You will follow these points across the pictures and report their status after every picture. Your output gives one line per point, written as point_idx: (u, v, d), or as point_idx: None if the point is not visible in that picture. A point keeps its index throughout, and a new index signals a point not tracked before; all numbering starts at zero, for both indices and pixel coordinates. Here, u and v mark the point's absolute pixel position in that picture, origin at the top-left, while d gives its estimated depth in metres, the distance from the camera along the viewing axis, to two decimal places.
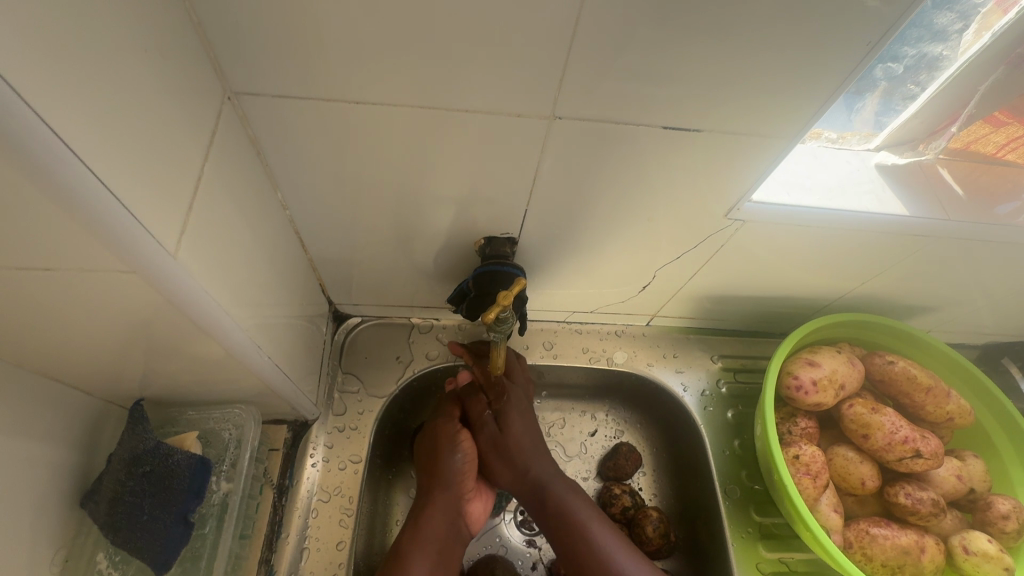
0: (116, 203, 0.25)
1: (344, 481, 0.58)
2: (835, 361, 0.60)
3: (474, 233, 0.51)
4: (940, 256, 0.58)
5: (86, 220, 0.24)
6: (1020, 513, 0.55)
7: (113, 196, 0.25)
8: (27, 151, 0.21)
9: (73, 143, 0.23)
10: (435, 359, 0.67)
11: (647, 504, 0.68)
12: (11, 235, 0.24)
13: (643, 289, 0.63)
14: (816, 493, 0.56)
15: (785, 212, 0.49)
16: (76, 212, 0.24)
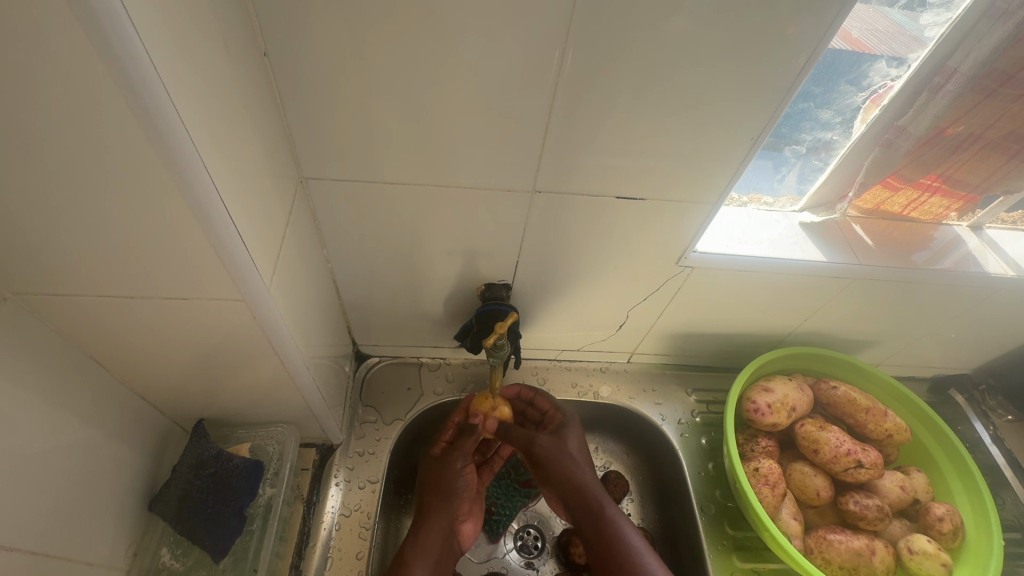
0: (247, 255, 0.38)
1: (363, 499, 0.66)
2: (787, 387, 0.69)
3: (476, 280, 0.63)
4: (866, 296, 0.69)
5: (229, 263, 0.37)
6: (954, 515, 0.63)
7: (247, 250, 0.38)
8: (213, 223, 0.35)
9: (233, 215, 0.36)
10: (443, 393, 0.77)
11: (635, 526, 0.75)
12: (176, 267, 0.37)
13: (620, 328, 0.74)
14: (776, 501, 0.64)
15: (725, 260, 0.61)
16: (225, 259, 0.37)
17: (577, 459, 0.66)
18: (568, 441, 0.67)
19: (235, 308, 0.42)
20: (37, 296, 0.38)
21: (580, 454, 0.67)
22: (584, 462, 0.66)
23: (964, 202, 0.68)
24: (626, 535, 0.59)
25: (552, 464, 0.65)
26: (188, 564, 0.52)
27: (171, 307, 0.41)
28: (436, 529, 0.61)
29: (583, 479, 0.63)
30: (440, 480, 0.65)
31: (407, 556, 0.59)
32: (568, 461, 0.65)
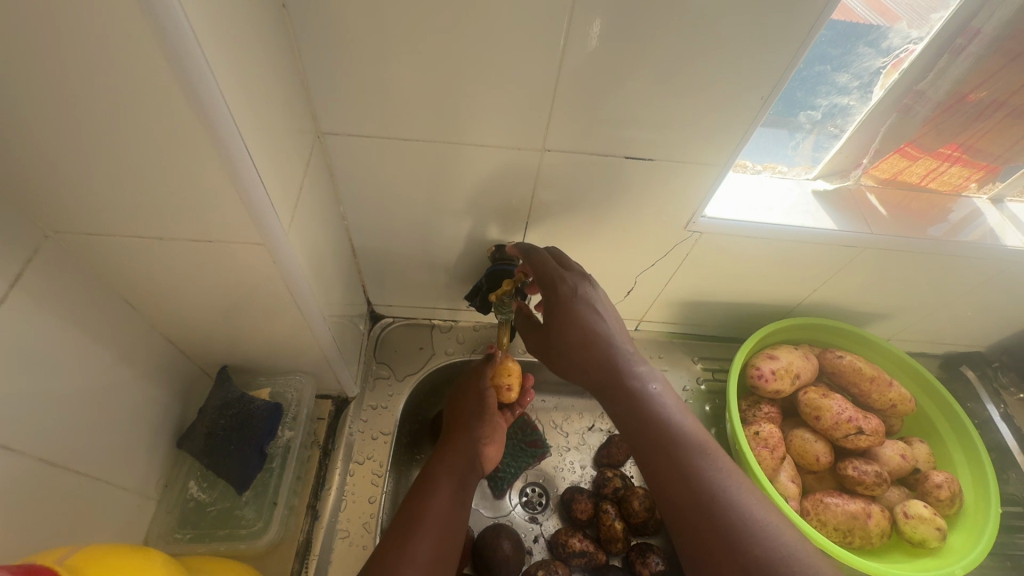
0: (270, 209, 0.41)
1: (375, 448, 0.70)
2: (792, 355, 0.70)
3: (487, 241, 0.64)
4: (879, 266, 0.68)
5: (255, 216, 0.40)
6: (953, 483, 0.63)
7: (270, 204, 0.41)
8: (240, 177, 0.37)
9: (259, 170, 0.39)
10: (454, 353, 0.80)
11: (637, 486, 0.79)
12: (200, 210, 0.39)
13: (627, 294, 0.75)
14: (774, 464, 0.65)
15: (732, 225, 0.61)
16: (253, 212, 0.40)
17: (595, 308, 0.54)
18: (581, 295, 0.54)
19: (255, 253, 0.44)
20: (73, 236, 0.40)
21: (593, 304, 0.54)
22: (601, 311, 0.54)
23: (985, 173, 0.67)
24: (635, 402, 0.50)
25: (578, 331, 0.54)
26: (213, 496, 0.55)
27: (195, 251, 0.43)
28: (457, 460, 0.64)
29: (597, 343, 0.53)
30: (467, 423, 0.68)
31: (428, 481, 0.60)
32: (592, 334, 0.53)
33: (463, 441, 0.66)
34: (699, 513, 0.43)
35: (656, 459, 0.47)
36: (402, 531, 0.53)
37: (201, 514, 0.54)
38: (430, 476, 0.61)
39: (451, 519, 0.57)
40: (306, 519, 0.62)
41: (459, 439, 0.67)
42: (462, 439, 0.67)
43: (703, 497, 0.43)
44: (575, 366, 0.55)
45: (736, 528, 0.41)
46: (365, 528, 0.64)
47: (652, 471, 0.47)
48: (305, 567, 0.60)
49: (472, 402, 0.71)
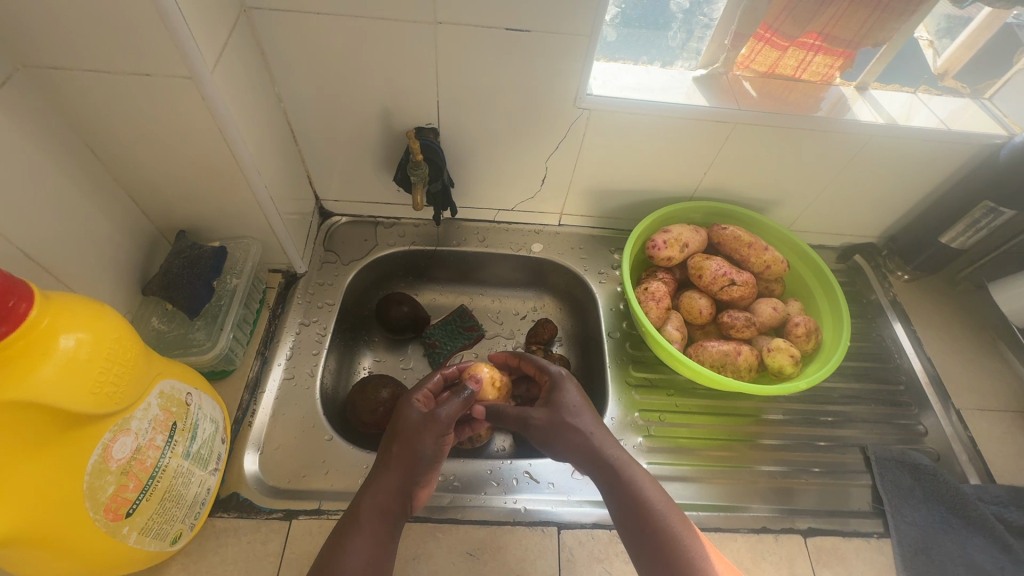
0: (196, 50, 0.49)
1: (321, 314, 0.81)
2: (683, 228, 0.80)
3: (409, 124, 0.74)
4: (753, 144, 0.78)
5: (184, 54, 0.49)
6: (812, 325, 0.74)
7: (196, 46, 0.49)
8: (166, 12, 0.45)
9: (184, 12, 0.47)
10: (395, 244, 0.91)
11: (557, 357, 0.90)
12: (138, 48, 0.48)
13: (542, 183, 0.85)
14: (660, 314, 0.76)
15: (615, 101, 0.71)
16: (182, 50, 0.49)
17: (579, 414, 0.60)
18: (566, 394, 0.62)
19: (186, 89, 0.52)
20: (36, 70, 0.50)
21: (580, 405, 0.61)
22: (587, 417, 0.60)
23: (844, 59, 0.77)
24: (606, 445, 0.58)
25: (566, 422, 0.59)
26: (173, 327, 0.66)
27: (136, 89, 0.52)
28: (391, 473, 0.56)
29: (587, 425, 0.59)
30: (402, 436, 0.57)
31: (365, 495, 0.55)
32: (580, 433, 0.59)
33: (403, 453, 0.56)
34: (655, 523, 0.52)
35: (610, 480, 0.56)
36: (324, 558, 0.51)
37: (161, 340, 0.65)
38: (366, 489, 0.56)
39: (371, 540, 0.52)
40: (257, 362, 0.73)
41: (404, 450, 0.57)
42: (405, 451, 0.57)
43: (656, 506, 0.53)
44: (558, 443, 0.59)
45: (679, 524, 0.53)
46: (309, 374, 0.74)
47: (610, 494, 0.56)
48: (254, 397, 0.70)
49: (413, 416, 0.59)
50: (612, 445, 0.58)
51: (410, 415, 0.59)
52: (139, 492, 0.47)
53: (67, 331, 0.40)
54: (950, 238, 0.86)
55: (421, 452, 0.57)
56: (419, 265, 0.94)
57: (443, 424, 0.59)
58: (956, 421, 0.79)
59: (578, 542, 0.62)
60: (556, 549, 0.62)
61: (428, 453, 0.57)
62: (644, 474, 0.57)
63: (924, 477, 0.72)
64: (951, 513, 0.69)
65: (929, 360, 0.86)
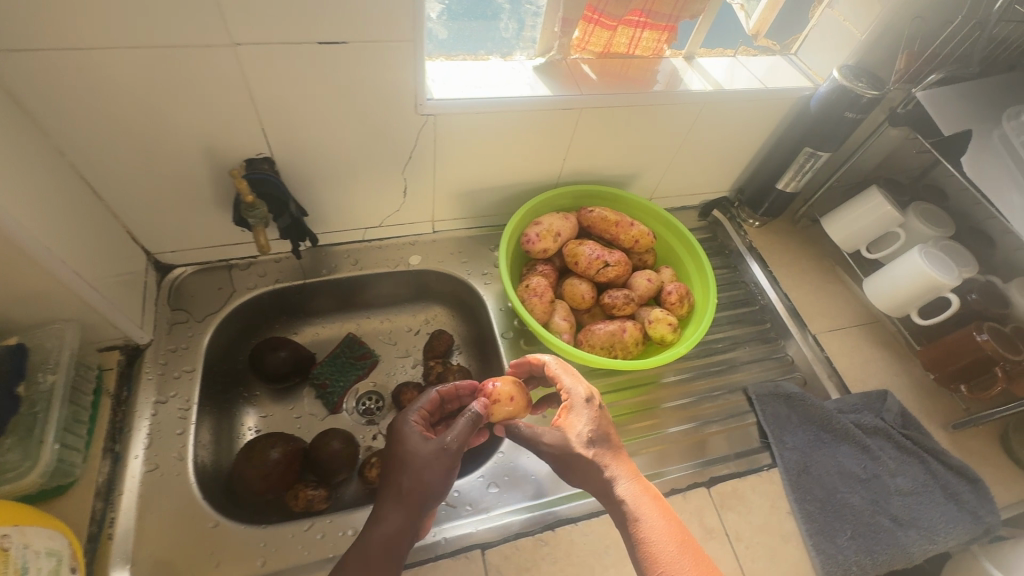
0: None
1: (179, 385, 0.71)
2: (552, 218, 0.80)
3: (236, 157, 0.66)
4: (602, 125, 0.79)
5: None
6: (682, 290, 0.78)
7: None
8: None
9: None
10: (256, 287, 0.82)
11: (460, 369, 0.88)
12: None
13: (405, 195, 0.81)
14: (544, 308, 0.76)
15: (457, 102, 0.68)
16: None
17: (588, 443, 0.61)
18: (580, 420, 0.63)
19: None
20: None
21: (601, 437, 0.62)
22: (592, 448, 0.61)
23: (669, 33, 0.80)
24: (603, 484, 0.59)
25: (581, 457, 0.60)
26: None
27: None
28: (389, 512, 0.54)
29: (592, 461, 0.60)
30: (408, 465, 0.56)
31: (371, 540, 0.53)
32: (591, 466, 0.60)
33: (413, 486, 0.55)
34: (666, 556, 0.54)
35: (621, 515, 0.58)
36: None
37: None
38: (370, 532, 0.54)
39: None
40: (106, 461, 0.62)
41: (421, 480, 0.56)
42: (420, 482, 0.56)
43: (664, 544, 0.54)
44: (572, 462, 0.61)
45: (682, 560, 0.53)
46: (177, 457, 0.65)
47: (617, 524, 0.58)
48: (111, 503, 0.60)
49: (418, 443, 0.58)
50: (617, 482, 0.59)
51: (427, 441, 0.58)
52: None
53: None
54: (784, 184, 0.94)
55: (419, 485, 0.56)
56: (291, 302, 0.86)
57: (449, 453, 0.58)
58: (814, 345, 0.89)
59: (504, 558, 0.62)
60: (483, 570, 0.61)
61: (439, 485, 0.57)
62: (656, 511, 0.58)
63: (796, 403, 0.81)
64: (822, 430, 0.78)
65: (786, 295, 0.95)
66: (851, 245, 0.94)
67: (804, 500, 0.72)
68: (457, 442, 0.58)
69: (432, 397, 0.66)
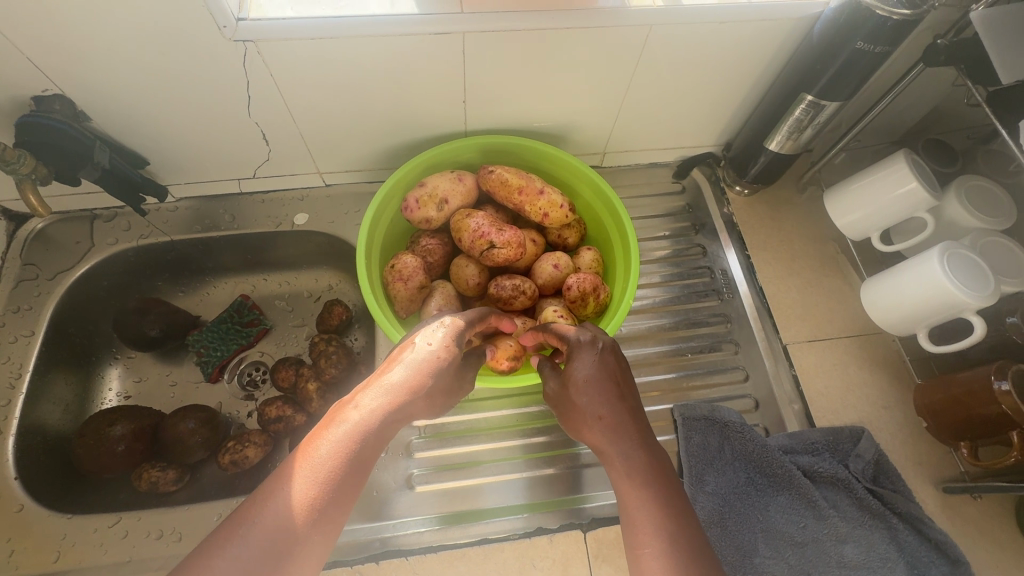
0: None
1: (14, 351, 0.65)
2: (439, 178, 0.63)
3: (19, 95, 0.54)
4: (504, 57, 0.59)
5: None
6: (588, 283, 0.60)
7: None
8: None
9: None
10: (118, 243, 0.73)
11: (352, 348, 0.78)
12: None
13: (268, 142, 0.67)
14: (410, 295, 0.61)
15: (279, 25, 0.52)
16: None
17: (590, 391, 0.50)
18: (582, 364, 0.52)
19: None
20: None
21: (615, 383, 0.51)
22: (609, 395, 0.50)
23: None
24: (615, 445, 0.48)
25: (574, 408, 0.51)
26: None
27: None
28: (382, 399, 0.46)
29: (617, 413, 0.49)
30: (415, 357, 0.49)
31: (344, 446, 0.43)
32: (583, 415, 0.50)
33: (415, 382, 0.47)
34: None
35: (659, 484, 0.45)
36: (251, 507, 0.40)
37: None
38: (340, 427, 0.44)
39: (337, 495, 0.42)
40: None
41: (430, 391, 0.48)
42: (427, 400, 0.49)
43: (647, 522, 0.43)
44: (573, 413, 0.52)
45: (690, 544, 0.41)
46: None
47: (656, 472, 0.45)
48: None
49: (444, 340, 0.50)
50: (620, 445, 0.47)
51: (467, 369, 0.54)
52: None
53: None
54: (776, 144, 0.70)
55: (441, 391, 0.50)
56: (166, 260, 0.77)
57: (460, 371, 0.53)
58: (783, 360, 0.70)
59: None
60: None
61: (443, 397, 0.51)
62: (667, 477, 0.46)
63: (732, 435, 0.63)
64: (756, 473, 0.62)
65: (761, 289, 0.74)
66: (860, 233, 0.70)
67: None
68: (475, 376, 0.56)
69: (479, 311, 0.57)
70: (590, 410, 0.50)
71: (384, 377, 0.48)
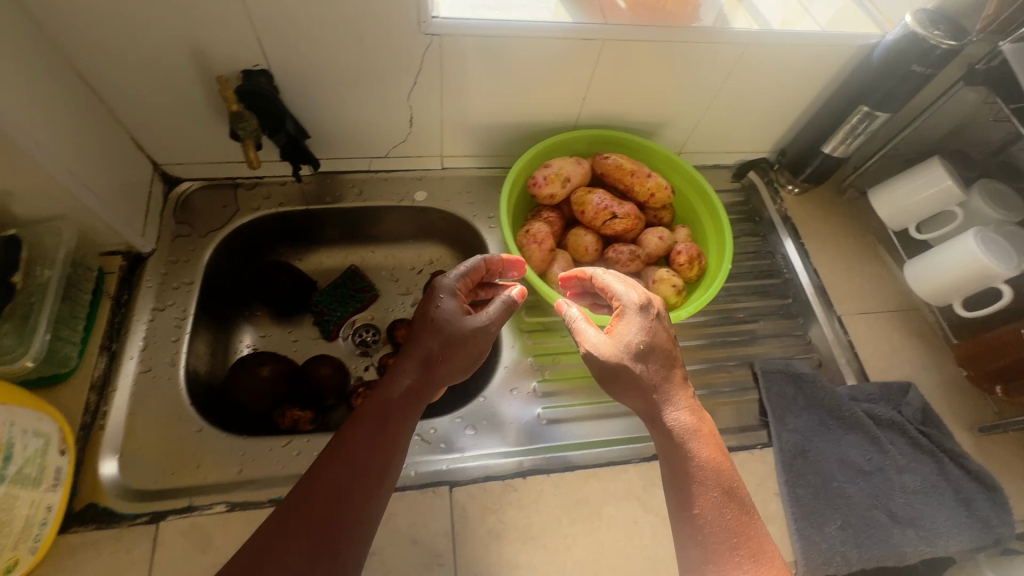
0: None
1: (178, 296, 0.72)
2: (564, 161, 0.75)
3: (232, 68, 0.64)
4: (627, 63, 0.72)
5: None
6: (694, 250, 0.73)
7: None
8: None
9: None
10: (260, 209, 0.82)
11: None
12: None
13: (411, 125, 0.77)
14: (543, 256, 0.72)
15: (464, 23, 0.63)
16: None
17: (649, 357, 0.56)
18: (635, 326, 0.58)
19: None
20: None
21: (659, 350, 0.57)
22: (659, 362, 0.57)
23: None
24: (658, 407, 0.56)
25: (631, 370, 0.56)
26: None
27: None
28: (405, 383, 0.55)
29: (666, 381, 0.56)
30: (430, 335, 0.58)
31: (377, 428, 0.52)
32: (644, 381, 0.56)
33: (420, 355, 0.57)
34: (731, 482, 0.53)
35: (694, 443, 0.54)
36: (303, 491, 0.48)
37: None
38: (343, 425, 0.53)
39: (381, 466, 0.51)
40: (104, 357, 0.66)
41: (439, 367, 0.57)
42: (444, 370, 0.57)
43: (713, 478, 0.52)
44: (626, 378, 0.56)
45: (722, 500, 0.51)
46: (170, 362, 0.68)
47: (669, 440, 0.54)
48: (105, 397, 0.64)
49: (446, 315, 0.59)
50: (673, 411, 0.55)
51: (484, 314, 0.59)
52: None
53: None
54: (831, 148, 0.84)
55: (462, 357, 0.58)
56: (294, 228, 0.86)
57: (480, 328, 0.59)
58: (838, 329, 0.82)
59: (471, 498, 0.62)
60: (448, 508, 0.61)
61: (466, 359, 0.58)
62: (700, 440, 0.54)
63: (805, 384, 0.75)
64: (828, 416, 0.73)
65: (815, 271, 0.87)
66: (898, 224, 0.84)
67: (795, 485, 0.68)
68: (499, 324, 0.59)
69: (479, 263, 0.64)
70: (647, 377, 0.56)
71: (392, 372, 0.56)
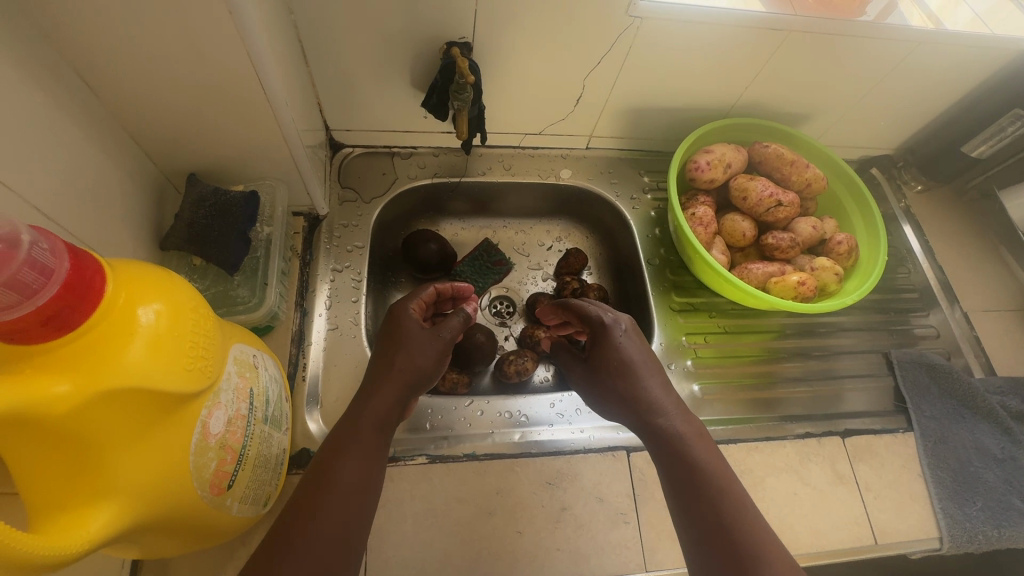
0: None
1: (352, 259, 0.75)
2: (726, 147, 0.77)
3: (437, 39, 0.66)
4: (801, 55, 0.74)
5: None
6: (851, 241, 0.76)
7: None
8: None
9: None
10: (417, 178, 0.84)
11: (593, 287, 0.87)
12: None
13: (576, 104, 0.79)
14: (708, 239, 0.75)
15: (667, 7, 0.64)
16: None
17: (622, 376, 0.56)
18: (612, 348, 0.57)
19: None
20: None
21: (623, 365, 0.56)
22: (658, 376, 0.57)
23: None
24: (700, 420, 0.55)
25: (608, 391, 0.58)
26: (206, 279, 0.62)
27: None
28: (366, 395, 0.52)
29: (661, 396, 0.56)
30: (400, 345, 0.54)
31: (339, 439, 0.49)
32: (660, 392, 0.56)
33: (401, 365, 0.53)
34: (736, 493, 0.50)
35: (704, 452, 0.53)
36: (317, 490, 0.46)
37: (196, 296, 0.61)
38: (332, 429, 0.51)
39: (327, 475, 0.47)
40: (297, 312, 0.69)
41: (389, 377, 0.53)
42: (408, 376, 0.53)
43: (735, 484, 0.51)
44: (608, 391, 0.57)
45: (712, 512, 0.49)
46: (353, 320, 0.71)
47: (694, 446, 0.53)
48: (302, 350, 0.67)
49: (414, 327, 0.56)
50: (666, 420, 0.54)
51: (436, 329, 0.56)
52: (235, 464, 0.46)
53: (145, 303, 0.37)
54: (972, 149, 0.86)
55: (416, 369, 0.54)
56: (442, 199, 0.88)
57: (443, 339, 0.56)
58: (964, 324, 0.86)
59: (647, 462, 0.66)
60: (628, 470, 0.65)
61: (423, 368, 0.55)
62: (705, 446, 0.53)
63: (942, 374, 0.79)
64: (963, 405, 0.77)
65: (940, 267, 0.91)
66: None
67: (936, 467, 0.72)
68: (450, 336, 0.57)
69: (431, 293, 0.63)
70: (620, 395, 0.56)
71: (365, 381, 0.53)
